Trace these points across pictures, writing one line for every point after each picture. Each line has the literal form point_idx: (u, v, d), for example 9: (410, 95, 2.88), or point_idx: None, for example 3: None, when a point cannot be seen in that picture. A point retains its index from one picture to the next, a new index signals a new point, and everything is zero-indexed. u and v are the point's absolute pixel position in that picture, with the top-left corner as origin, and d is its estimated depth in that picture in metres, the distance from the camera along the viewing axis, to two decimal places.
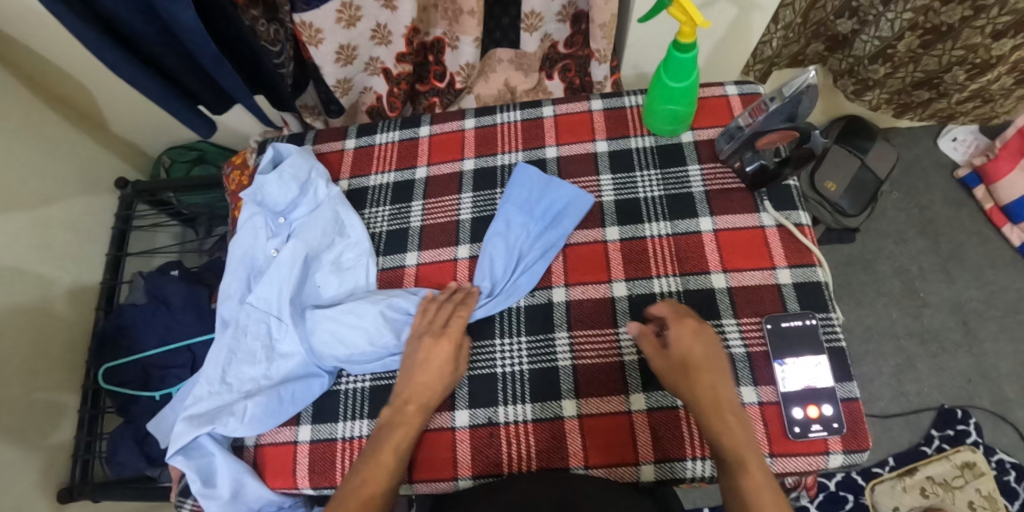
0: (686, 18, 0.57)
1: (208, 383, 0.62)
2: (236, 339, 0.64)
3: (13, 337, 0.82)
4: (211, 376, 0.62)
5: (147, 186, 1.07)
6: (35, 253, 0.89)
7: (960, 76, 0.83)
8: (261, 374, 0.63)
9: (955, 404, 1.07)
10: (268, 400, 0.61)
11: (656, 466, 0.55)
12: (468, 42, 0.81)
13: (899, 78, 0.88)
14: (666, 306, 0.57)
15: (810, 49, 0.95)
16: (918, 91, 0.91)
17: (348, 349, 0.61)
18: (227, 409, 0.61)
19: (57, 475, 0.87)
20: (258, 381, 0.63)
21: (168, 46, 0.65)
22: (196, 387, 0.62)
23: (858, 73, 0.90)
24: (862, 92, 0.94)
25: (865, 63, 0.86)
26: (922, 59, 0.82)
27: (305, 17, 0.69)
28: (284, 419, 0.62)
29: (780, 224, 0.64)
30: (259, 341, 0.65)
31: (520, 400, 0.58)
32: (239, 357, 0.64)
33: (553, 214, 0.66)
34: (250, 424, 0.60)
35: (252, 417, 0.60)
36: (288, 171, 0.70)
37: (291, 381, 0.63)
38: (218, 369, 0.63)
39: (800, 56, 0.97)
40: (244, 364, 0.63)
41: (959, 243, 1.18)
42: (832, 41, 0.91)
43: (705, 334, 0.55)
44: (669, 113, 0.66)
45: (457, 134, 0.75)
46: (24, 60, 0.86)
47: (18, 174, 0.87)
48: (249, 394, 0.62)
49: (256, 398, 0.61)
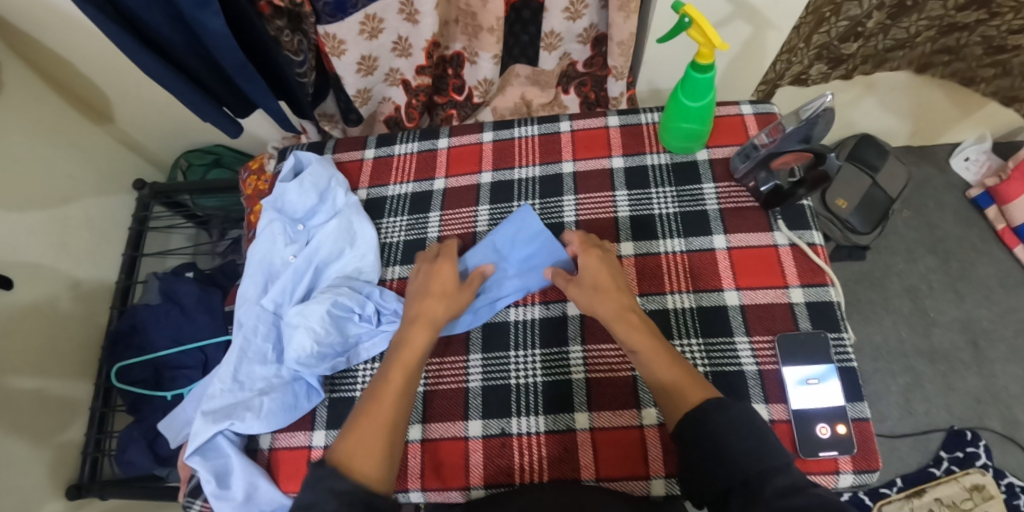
0: (704, 39, 0.58)
1: (221, 382, 0.63)
2: (248, 339, 0.65)
3: (27, 334, 0.84)
4: (224, 375, 0.63)
5: (164, 188, 1.09)
6: (52, 250, 0.91)
7: (979, 51, 0.84)
8: (273, 374, 0.64)
9: (965, 425, 1.06)
10: (284, 396, 0.63)
11: (667, 481, 0.55)
12: (486, 58, 0.82)
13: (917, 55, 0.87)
14: (577, 237, 0.64)
15: (814, 70, 0.86)
16: (937, 57, 0.88)
17: (296, 351, 0.62)
18: (242, 406, 0.62)
19: (68, 470, 0.89)
20: (271, 380, 0.64)
21: (195, 52, 0.67)
22: (210, 385, 0.63)
23: (879, 56, 0.86)
24: (881, 66, 0.90)
25: (882, 48, 0.84)
26: (940, 37, 0.83)
27: (330, 28, 0.71)
28: (299, 416, 0.63)
29: (793, 243, 0.64)
30: (271, 342, 0.66)
31: (532, 412, 0.59)
32: (250, 357, 0.65)
33: (529, 263, 0.66)
34: (265, 421, 0.61)
35: (268, 414, 0.61)
36: (308, 180, 0.71)
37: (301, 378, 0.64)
38: (230, 368, 0.63)
39: (804, 77, 0.87)
40: (257, 364, 0.64)
41: (970, 263, 1.18)
42: (835, 58, 0.83)
43: (610, 260, 0.61)
44: (685, 131, 0.67)
45: (474, 146, 0.77)
46: (47, 58, 0.89)
47: (37, 174, 0.89)
48: (263, 391, 0.63)
49: (272, 395, 0.62)
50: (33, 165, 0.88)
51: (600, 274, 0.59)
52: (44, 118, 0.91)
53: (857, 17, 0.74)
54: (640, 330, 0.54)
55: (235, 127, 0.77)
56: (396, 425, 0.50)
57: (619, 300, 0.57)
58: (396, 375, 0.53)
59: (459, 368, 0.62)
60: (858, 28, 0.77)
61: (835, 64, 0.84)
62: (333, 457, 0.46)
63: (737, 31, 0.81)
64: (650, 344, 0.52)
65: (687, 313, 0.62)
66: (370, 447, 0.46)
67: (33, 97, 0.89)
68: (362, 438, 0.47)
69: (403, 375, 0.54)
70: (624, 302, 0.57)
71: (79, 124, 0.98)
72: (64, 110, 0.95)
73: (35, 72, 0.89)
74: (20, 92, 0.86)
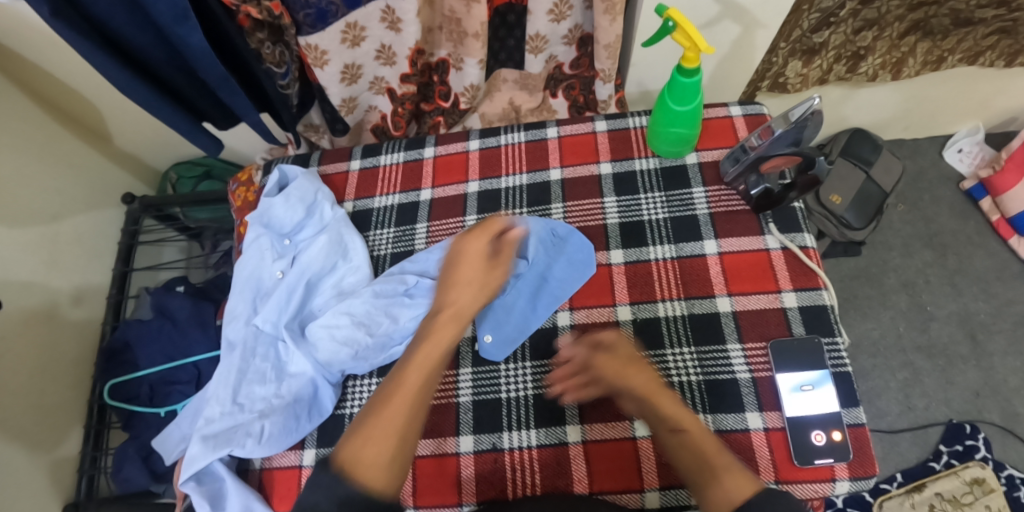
0: (689, 43, 0.58)
1: (220, 404, 0.61)
2: (245, 360, 0.64)
3: (21, 353, 0.83)
4: (223, 396, 0.61)
5: (155, 201, 1.07)
6: (43, 268, 0.89)
7: (944, 23, 0.89)
8: (273, 393, 0.63)
9: (963, 418, 1.06)
10: (285, 419, 0.61)
11: (661, 493, 0.54)
12: (472, 64, 0.80)
13: (887, 39, 0.89)
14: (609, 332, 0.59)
15: (790, 69, 0.91)
16: (906, 42, 0.90)
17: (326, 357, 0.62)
18: (243, 429, 0.60)
19: (63, 489, 0.88)
20: (270, 400, 0.62)
21: (177, 67, 0.66)
22: (207, 408, 0.61)
23: (849, 44, 0.89)
24: (856, 67, 0.92)
25: (852, 35, 0.87)
26: (909, 15, 0.86)
27: (311, 39, 0.69)
28: (295, 441, 0.61)
29: (785, 247, 0.64)
30: (268, 362, 0.65)
31: (524, 426, 0.58)
32: (249, 378, 0.63)
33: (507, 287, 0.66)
34: (267, 445, 0.59)
35: (269, 438, 0.60)
36: (295, 194, 0.70)
37: (304, 398, 0.62)
38: (229, 389, 0.62)
39: (781, 79, 0.93)
40: (256, 384, 0.63)
41: (966, 256, 1.17)
42: (808, 50, 0.89)
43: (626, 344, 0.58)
44: (673, 136, 0.67)
45: (461, 155, 0.76)
46: (32, 75, 0.88)
47: (26, 190, 0.87)
48: (264, 414, 0.61)
49: (273, 417, 0.61)
50: (20, 180, 0.87)
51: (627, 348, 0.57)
52: (29, 132, 0.89)
53: (828, 9, 0.83)
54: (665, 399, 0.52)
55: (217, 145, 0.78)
56: (408, 432, 0.49)
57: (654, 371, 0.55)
58: (411, 375, 0.52)
59: (450, 383, 0.62)
60: (830, 18, 0.85)
61: (809, 57, 0.89)
62: (337, 461, 0.45)
63: (725, 32, 0.80)
64: (693, 421, 0.51)
65: (679, 322, 0.61)
66: (377, 456, 0.46)
67: (20, 112, 0.88)
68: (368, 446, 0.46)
69: (419, 375, 0.52)
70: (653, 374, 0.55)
71: (66, 137, 0.97)
72: (50, 125, 0.94)
73: (23, 89, 0.88)
74: (11, 110, 0.86)
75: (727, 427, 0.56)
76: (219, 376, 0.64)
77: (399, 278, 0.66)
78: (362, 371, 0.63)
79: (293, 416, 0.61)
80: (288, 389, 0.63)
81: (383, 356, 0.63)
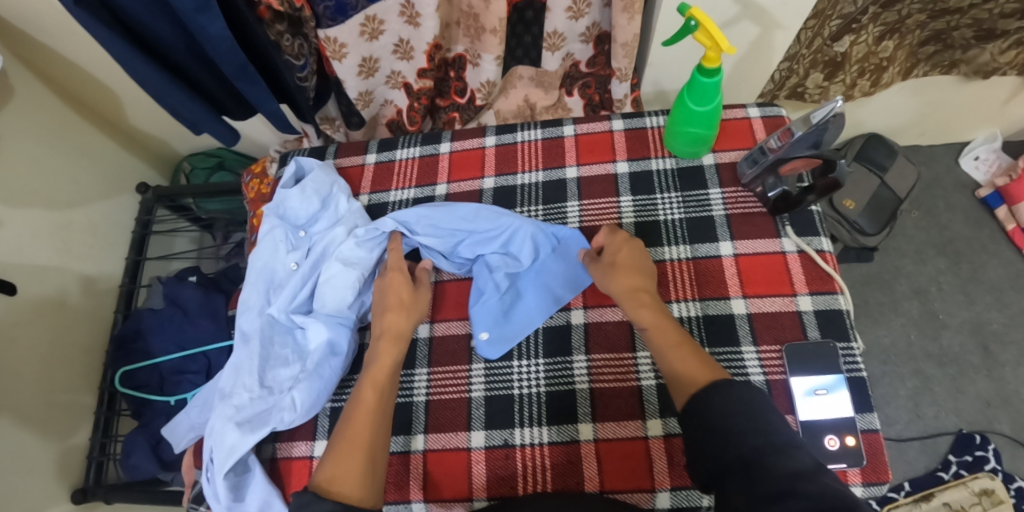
0: (711, 42, 0.57)
1: (248, 390, 0.61)
2: (266, 347, 0.64)
3: (31, 339, 0.84)
4: (250, 382, 0.62)
5: (168, 191, 1.08)
6: (56, 254, 0.90)
7: (966, 35, 0.88)
8: (298, 371, 0.63)
9: (973, 429, 1.05)
10: (313, 384, 0.61)
11: (671, 494, 0.54)
12: (489, 60, 0.80)
13: (907, 48, 0.90)
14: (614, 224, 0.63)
15: (809, 80, 0.90)
16: (924, 51, 0.92)
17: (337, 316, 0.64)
18: (275, 407, 0.61)
19: (73, 474, 0.88)
20: (297, 377, 0.63)
21: (195, 56, 0.66)
22: (234, 395, 0.61)
23: (871, 56, 0.88)
24: (880, 78, 0.92)
25: (874, 45, 0.86)
26: (929, 26, 0.87)
27: (331, 32, 0.70)
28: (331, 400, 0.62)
29: (801, 250, 0.63)
30: (289, 346, 0.65)
31: (536, 423, 0.58)
32: (273, 362, 0.64)
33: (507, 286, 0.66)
34: (302, 412, 0.60)
35: (302, 405, 0.60)
36: (310, 186, 0.71)
37: (328, 363, 0.62)
38: (255, 374, 0.62)
39: (801, 88, 0.93)
40: (281, 366, 0.64)
41: (980, 265, 1.16)
42: (830, 62, 0.86)
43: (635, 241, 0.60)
44: (690, 136, 0.66)
45: (477, 151, 0.76)
46: (48, 62, 0.88)
47: (41, 177, 0.88)
48: (293, 388, 0.62)
49: (300, 386, 0.61)
50: (34, 167, 0.87)
51: (624, 250, 0.59)
52: (46, 119, 0.90)
53: (851, 15, 0.79)
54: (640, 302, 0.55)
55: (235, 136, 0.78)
56: (375, 444, 0.50)
57: (637, 274, 0.57)
58: (370, 395, 0.53)
59: (462, 378, 0.62)
60: (852, 25, 0.81)
61: (830, 73, 0.88)
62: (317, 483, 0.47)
63: (743, 32, 0.79)
64: (658, 321, 0.53)
65: (693, 322, 0.61)
66: (348, 475, 0.47)
67: (33, 99, 0.88)
68: (342, 465, 0.48)
69: (374, 393, 0.54)
70: (639, 277, 0.57)
71: (80, 126, 0.97)
72: (67, 114, 0.95)
73: (38, 76, 0.89)
74: (28, 97, 0.87)
75: None
76: (241, 367, 0.63)
77: (378, 221, 0.67)
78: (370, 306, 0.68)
79: (317, 381, 0.61)
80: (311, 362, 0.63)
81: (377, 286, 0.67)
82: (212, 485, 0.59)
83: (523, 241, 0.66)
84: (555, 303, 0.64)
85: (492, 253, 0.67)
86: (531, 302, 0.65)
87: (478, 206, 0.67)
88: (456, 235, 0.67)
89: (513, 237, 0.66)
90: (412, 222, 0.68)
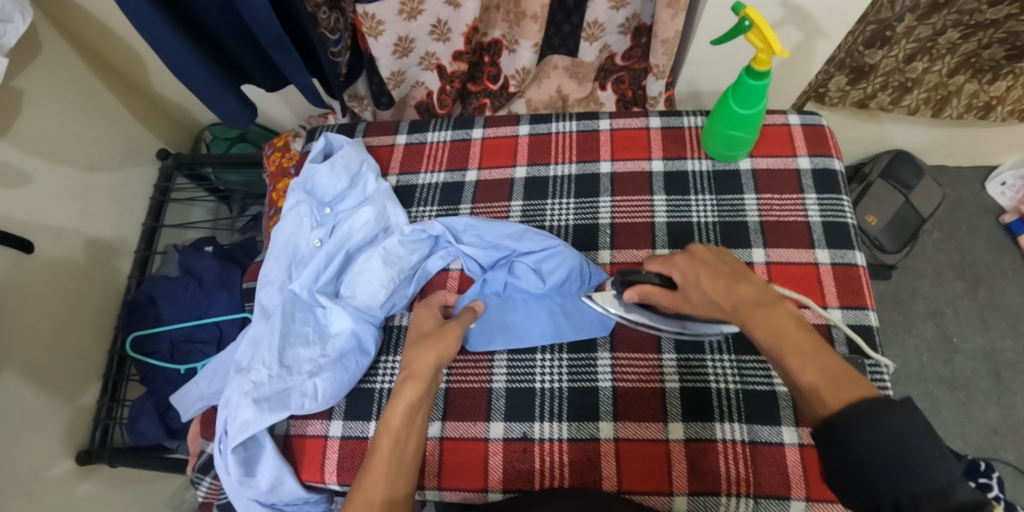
0: (764, 44, 0.56)
1: (267, 367, 0.60)
2: (286, 324, 0.63)
3: (47, 298, 0.83)
4: (270, 359, 0.60)
5: (188, 159, 1.06)
6: (76, 215, 0.90)
7: (997, 55, 0.83)
8: (319, 354, 0.63)
9: (978, 455, 1.03)
10: (334, 373, 0.60)
11: (690, 498, 0.53)
12: (526, 47, 0.78)
13: (937, 73, 0.86)
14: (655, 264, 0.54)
15: (833, 82, 0.90)
16: (955, 81, 0.86)
17: (363, 307, 0.63)
18: (295, 390, 0.60)
19: (80, 437, 0.87)
20: (317, 360, 0.62)
21: (227, 22, 0.64)
22: (252, 368, 0.60)
23: (898, 74, 0.86)
24: (900, 99, 0.90)
25: (902, 63, 0.84)
26: (960, 47, 0.82)
27: (369, 8, 0.68)
28: (347, 392, 0.62)
29: (836, 262, 0.62)
30: (310, 325, 0.64)
31: (556, 418, 0.58)
32: (292, 340, 0.63)
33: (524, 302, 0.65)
34: (322, 400, 0.60)
35: (323, 395, 0.60)
36: (340, 162, 0.70)
37: (351, 353, 0.62)
38: (274, 351, 0.61)
39: (821, 90, 0.92)
40: (301, 346, 0.63)
41: (998, 291, 1.15)
42: (857, 70, 0.87)
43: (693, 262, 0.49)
44: (729, 137, 0.65)
45: (509, 139, 0.75)
46: (71, 20, 0.86)
47: (64, 136, 0.87)
48: (313, 373, 0.61)
49: (323, 375, 0.60)
50: (56, 129, 0.86)
51: (702, 277, 0.47)
52: (71, 80, 0.89)
53: (886, 21, 0.79)
54: (766, 313, 0.42)
55: (247, 116, 0.77)
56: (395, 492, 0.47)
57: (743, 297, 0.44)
58: (385, 443, 0.49)
59: (483, 368, 0.61)
60: (885, 32, 0.81)
61: (855, 78, 0.88)
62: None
63: (787, 37, 0.77)
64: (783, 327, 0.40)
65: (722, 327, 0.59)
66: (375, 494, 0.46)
67: (61, 58, 0.87)
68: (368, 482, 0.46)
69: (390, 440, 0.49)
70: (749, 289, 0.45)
71: (106, 91, 0.96)
72: (95, 77, 0.94)
73: (65, 34, 0.87)
74: (52, 56, 0.85)
75: (761, 439, 0.54)
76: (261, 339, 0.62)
77: (426, 224, 0.67)
78: (401, 307, 0.65)
79: (341, 373, 0.60)
80: (332, 348, 0.63)
81: (414, 285, 0.66)
82: (220, 457, 0.59)
83: (556, 265, 0.63)
84: (554, 337, 0.61)
85: (521, 265, 0.65)
86: (539, 323, 0.62)
87: (525, 228, 0.65)
88: (498, 249, 0.66)
89: (548, 258, 0.63)
90: (458, 231, 0.67)
